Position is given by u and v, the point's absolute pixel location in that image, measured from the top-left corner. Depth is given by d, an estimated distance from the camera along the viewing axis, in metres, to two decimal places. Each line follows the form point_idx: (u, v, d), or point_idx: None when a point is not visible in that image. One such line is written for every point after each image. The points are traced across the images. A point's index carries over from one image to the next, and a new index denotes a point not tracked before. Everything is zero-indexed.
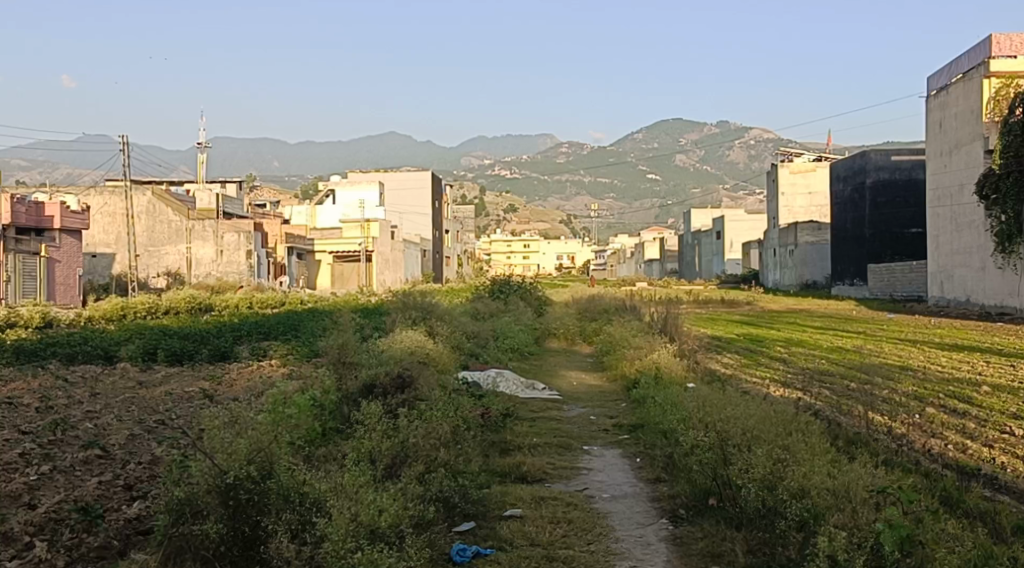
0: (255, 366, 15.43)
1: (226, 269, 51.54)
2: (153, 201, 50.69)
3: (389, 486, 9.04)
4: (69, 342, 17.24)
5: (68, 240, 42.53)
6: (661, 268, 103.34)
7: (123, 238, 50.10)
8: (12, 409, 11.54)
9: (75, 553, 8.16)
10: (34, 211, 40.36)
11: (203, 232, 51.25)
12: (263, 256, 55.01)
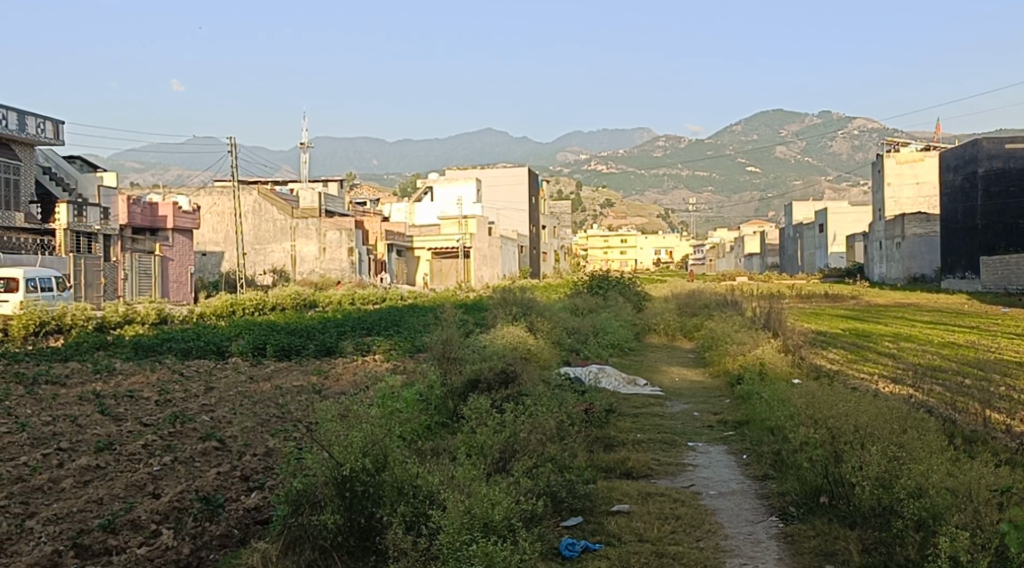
0: (360, 361, 15.73)
1: (329, 267, 53.70)
2: (259, 200, 53.64)
3: (500, 480, 9.10)
4: (182, 338, 17.71)
5: (181, 238, 45.74)
6: (763, 262, 102.06)
7: (231, 237, 53.00)
8: (132, 402, 11.95)
9: (199, 540, 8.59)
10: (148, 213, 43.90)
11: (306, 230, 53.73)
12: (364, 253, 56.60)
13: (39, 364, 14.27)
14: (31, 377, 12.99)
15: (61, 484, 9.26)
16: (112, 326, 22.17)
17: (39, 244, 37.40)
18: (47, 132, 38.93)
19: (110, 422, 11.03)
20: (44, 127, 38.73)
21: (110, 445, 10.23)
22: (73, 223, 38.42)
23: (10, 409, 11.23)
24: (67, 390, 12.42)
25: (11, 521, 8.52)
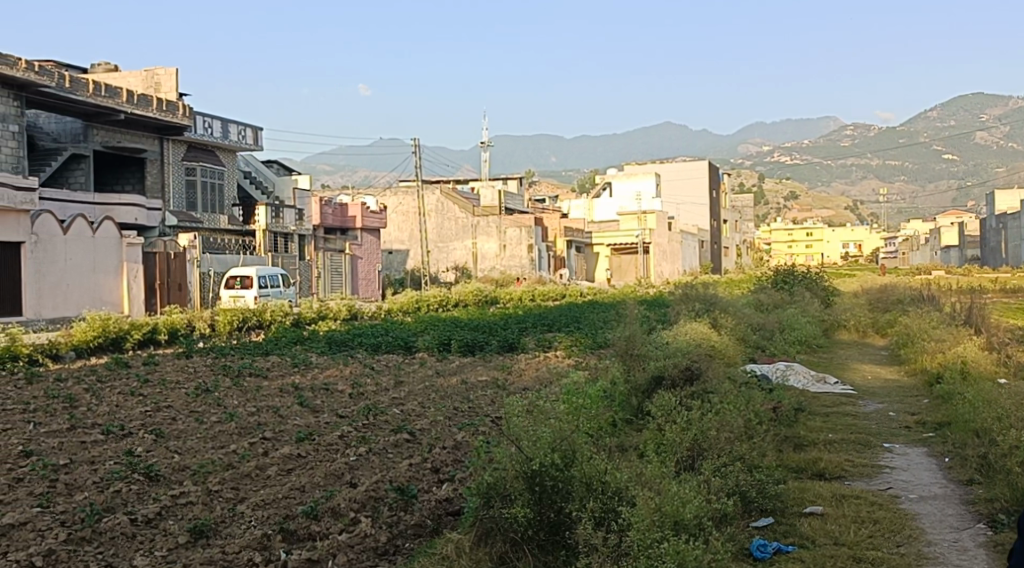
0: (542, 357, 15.92)
1: (509, 263, 56.02)
2: (442, 199, 56.19)
3: (690, 480, 8.93)
4: (371, 333, 18.41)
5: (369, 238, 49.49)
6: (960, 255, 96.49)
7: (415, 235, 55.77)
8: (328, 394, 12.53)
9: (396, 529, 8.95)
10: (340, 213, 47.68)
11: (487, 228, 56.10)
12: (544, 249, 58.61)
13: (243, 357, 15.17)
14: (237, 370, 13.83)
15: (267, 471, 9.78)
16: (307, 322, 23.33)
17: (240, 244, 39.80)
18: (246, 138, 41.81)
19: (309, 414, 11.57)
20: (244, 134, 41.75)
21: (310, 435, 10.75)
22: (271, 223, 41.59)
23: (220, 400, 11.97)
24: (270, 382, 13.11)
25: (225, 504, 9.07)
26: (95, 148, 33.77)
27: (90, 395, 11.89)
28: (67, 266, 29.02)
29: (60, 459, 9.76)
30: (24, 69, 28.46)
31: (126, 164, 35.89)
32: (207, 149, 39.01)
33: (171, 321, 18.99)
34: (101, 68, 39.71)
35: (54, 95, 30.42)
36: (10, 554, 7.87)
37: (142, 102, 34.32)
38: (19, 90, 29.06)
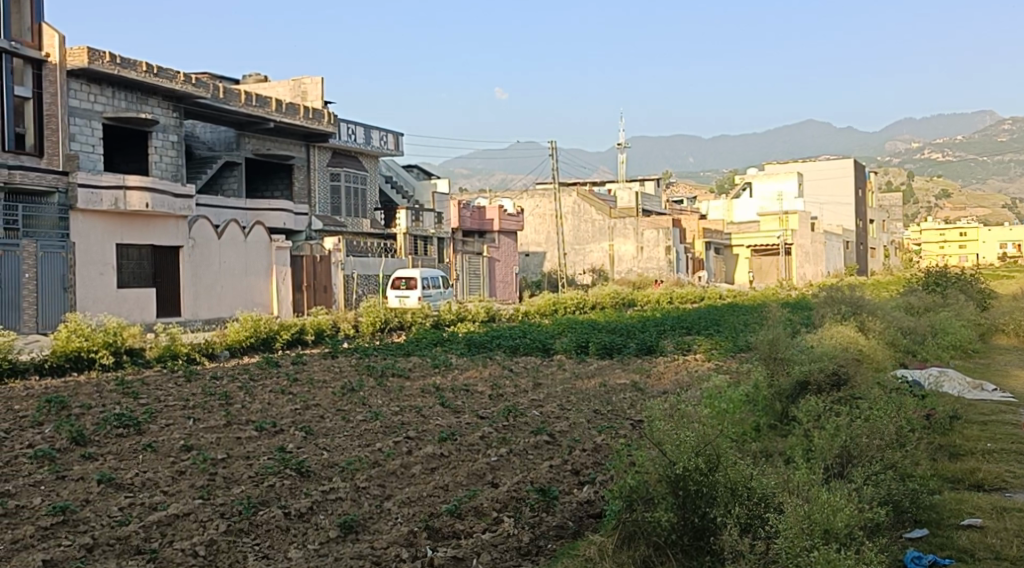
0: (681, 360, 15.82)
1: (646, 265, 57.06)
2: (578, 201, 57.88)
3: (841, 487, 8.58)
4: (508, 335, 18.63)
5: (506, 240, 50.55)
6: None
7: (552, 237, 57.45)
8: (469, 395, 12.77)
9: (538, 529, 9.04)
10: (478, 216, 48.59)
11: (624, 230, 57.29)
12: (682, 252, 59.56)
13: (386, 357, 15.61)
14: (380, 370, 14.20)
15: (411, 470, 10.04)
16: (445, 323, 23.91)
17: (382, 246, 40.89)
18: (388, 144, 42.93)
19: (450, 414, 11.79)
20: (387, 140, 42.87)
21: (452, 435, 10.97)
22: (411, 226, 42.45)
23: (365, 399, 12.32)
24: (412, 382, 13.38)
25: (372, 501, 9.36)
26: (246, 156, 35.31)
27: (244, 393, 12.37)
28: (222, 269, 31.23)
29: (218, 453, 10.22)
30: (183, 81, 29.91)
31: (275, 170, 37.65)
32: (350, 155, 40.61)
33: (318, 322, 19.74)
34: (252, 78, 41.47)
35: (210, 106, 31.74)
36: (175, 543, 8.27)
37: (291, 110, 35.44)
38: (177, 101, 30.58)
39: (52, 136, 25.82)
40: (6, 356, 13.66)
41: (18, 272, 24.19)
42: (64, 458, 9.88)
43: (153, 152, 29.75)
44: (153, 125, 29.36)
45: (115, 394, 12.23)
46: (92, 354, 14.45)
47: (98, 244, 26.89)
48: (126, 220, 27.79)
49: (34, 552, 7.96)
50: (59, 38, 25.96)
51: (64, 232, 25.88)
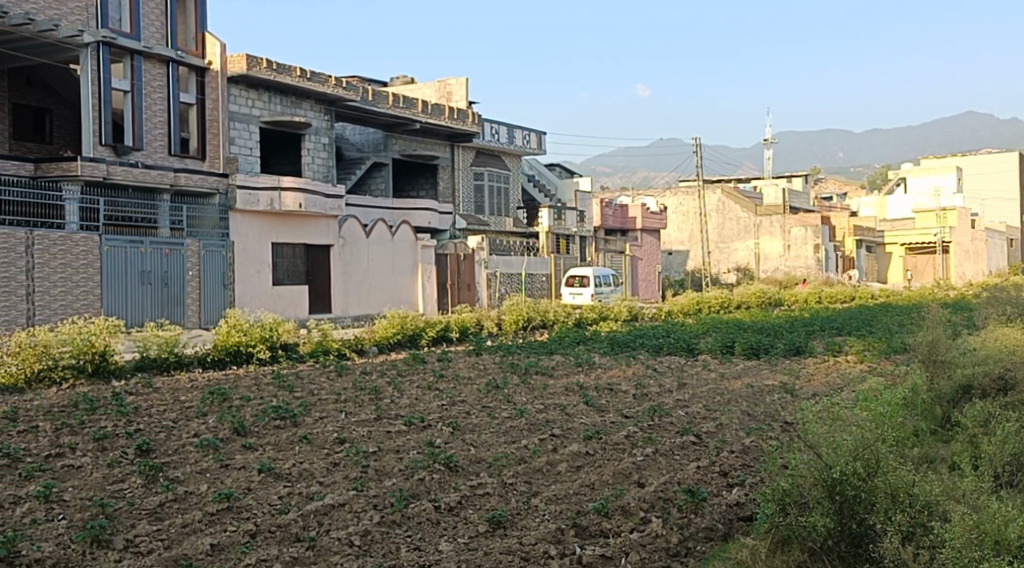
0: (833, 361, 15.47)
1: (793, 264, 58.95)
2: (722, 199, 60.45)
3: (1012, 499, 8.05)
4: (652, 334, 18.62)
5: (648, 238, 50.37)
6: None
7: (695, 236, 60.09)
8: (613, 394, 12.93)
9: (688, 531, 8.91)
10: (620, 215, 48.97)
11: (770, 227, 59.35)
12: (831, 250, 60.72)
13: (529, 356, 15.64)
14: (525, 367, 14.44)
15: (558, 467, 10.31)
16: (588, 322, 24.32)
17: (525, 245, 41.43)
18: (531, 142, 43.71)
19: (595, 413, 12.00)
20: (530, 138, 43.71)
21: (596, 434, 11.20)
22: (553, 225, 43.01)
23: (509, 397, 12.58)
24: (556, 380, 13.57)
25: (520, 497, 9.53)
26: (393, 157, 36.42)
27: (393, 388, 12.74)
28: (370, 267, 32.38)
29: (370, 446, 10.66)
30: (334, 85, 31.46)
31: (422, 169, 38.92)
32: (493, 155, 41.69)
33: (461, 319, 20.26)
34: (399, 80, 42.73)
35: (359, 108, 33.10)
36: (332, 531, 8.53)
37: (436, 111, 36.70)
38: (330, 104, 32.23)
39: (213, 141, 27.55)
40: (171, 350, 14.37)
41: (182, 269, 25.38)
42: (227, 448, 10.44)
43: (306, 154, 31.42)
44: (306, 128, 30.99)
45: (272, 387, 12.71)
46: (250, 348, 15.09)
47: (255, 243, 28.13)
48: (282, 219, 29.04)
49: (202, 536, 8.34)
50: (220, 47, 27.65)
51: (224, 232, 27.09)
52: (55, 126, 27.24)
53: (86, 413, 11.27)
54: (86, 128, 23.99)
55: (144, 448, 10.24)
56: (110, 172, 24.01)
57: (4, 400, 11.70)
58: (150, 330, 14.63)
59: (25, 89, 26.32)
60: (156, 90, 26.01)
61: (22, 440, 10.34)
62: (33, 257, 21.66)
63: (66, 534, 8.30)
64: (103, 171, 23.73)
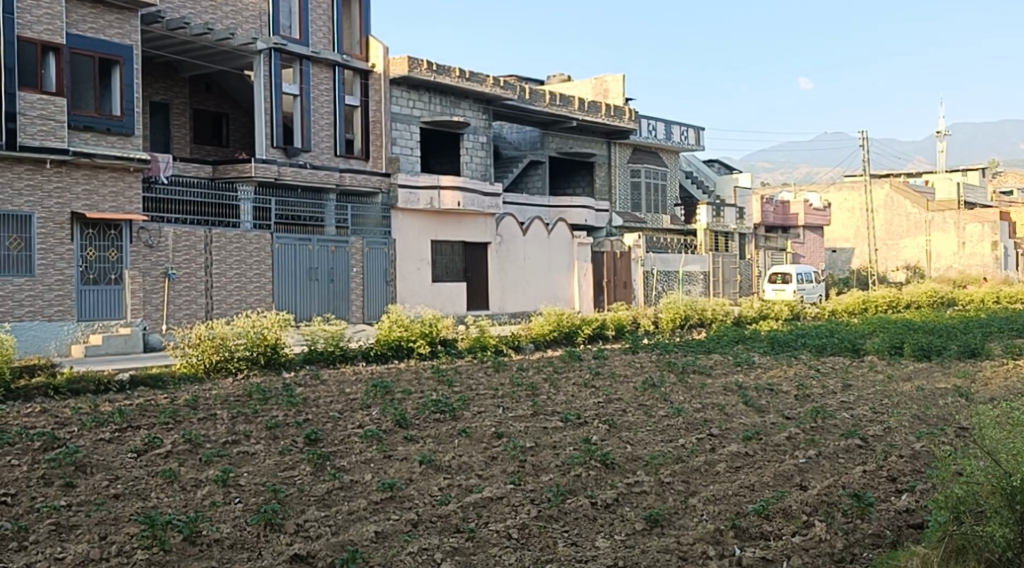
0: (1011, 365, 14.68)
1: (968, 262, 57.55)
2: (892, 194, 58.93)
3: None
4: (815, 334, 18.09)
5: (811, 236, 51.85)
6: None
7: (860, 233, 59.43)
8: (773, 395, 12.69)
9: (853, 537, 8.53)
10: (781, 211, 49.91)
11: (943, 223, 57.77)
12: (1010, 248, 58.42)
13: (686, 355, 15.46)
14: (682, 367, 14.30)
15: (716, 467, 10.18)
16: (746, 320, 24.20)
17: (683, 242, 41.51)
18: (689, 139, 43.61)
19: (755, 413, 11.86)
20: (688, 135, 43.52)
21: (756, 435, 11.05)
22: (712, 223, 42.80)
23: (666, 395, 12.53)
24: (713, 379, 13.45)
25: (677, 497, 9.44)
26: (550, 154, 36.65)
27: (550, 384, 12.86)
28: (527, 264, 33.06)
29: (527, 441, 10.83)
30: (492, 84, 32.03)
31: (578, 166, 38.89)
32: (651, 151, 41.56)
33: (619, 318, 20.26)
34: (557, 79, 43.18)
35: (517, 107, 33.58)
36: (490, 524, 8.66)
37: (593, 108, 37.03)
38: (487, 103, 32.83)
39: (376, 142, 28.47)
40: (337, 344, 14.94)
41: (347, 266, 26.74)
42: (390, 439, 10.77)
43: (464, 153, 32.12)
44: (464, 127, 31.69)
45: (432, 381, 13.02)
46: (411, 344, 15.58)
47: (415, 241, 29.09)
48: (440, 218, 29.93)
49: (367, 523, 8.59)
50: (383, 49, 28.53)
51: (386, 230, 28.24)
52: (232, 130, 28.65)
53: (259, 403, 11.84)
54: (260, 130, 25.27)
55: (313, 437, 10.69)
56: (281, 173, 25.27)
57: (185, 389, 12.42)
58: (317, 324, 15.22)
59: (204, 95, 27.83)
60: (323, 93, 27.11)
61: (203, 427, 10.94)
62: (211, 254, 23.27)
63: (241, 516, 8.70)
64: (274, 172, 25.03)
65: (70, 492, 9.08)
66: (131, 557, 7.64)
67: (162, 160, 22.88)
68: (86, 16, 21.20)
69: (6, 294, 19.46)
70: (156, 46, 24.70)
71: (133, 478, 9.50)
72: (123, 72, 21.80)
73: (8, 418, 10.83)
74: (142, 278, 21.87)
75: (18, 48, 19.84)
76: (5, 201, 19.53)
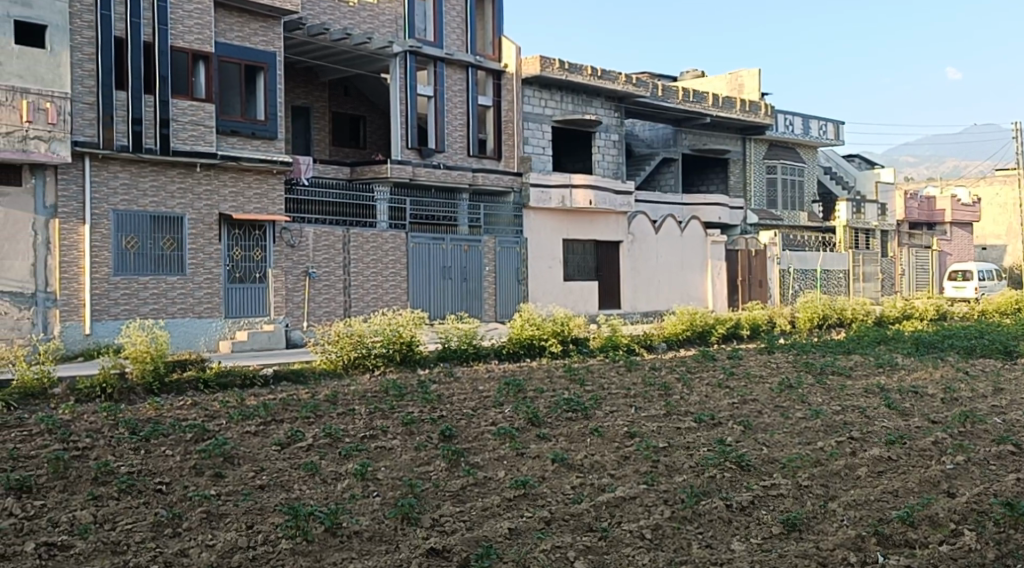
0: None
1: None
2: None
3: None
4: (964, 335, 17.39)
5: (958, 233, 50.86)
6: None
7: (1012, 229, 57.46)
8: (918, 398, 12.29)
9: (1006, 548, 8.08)
10: (926, 207, 48.47)
11: None
12: None
13: (825, 355, 15.18)
14: (820, 368, 14.03)
15: (856, 471, 9.88)
16: (890, 321, 23.47)
17: (823, 240, 40.64)
18: (828, 133, 42.57)
19: (897, 416, 11.50)
20: (826, 129, 42.42)
21: (901, 439, 10.69)
22: (852, 220, 42.16)
23: (804, 397, 12.30)
24: (854, 381, 13.19)
25: (816, 501, 9.19)
26: (684, 151, 36.44)
27: (683, 385, 12.78)
28: (659, 262, 32.91)
29: (660, 441, 10.74)
30: (624, 82, 31.91)
31: (713, 165, 38.56)
32: (789, 147, 40.69)
33: (754, 317, 20.02)
34: (690, 74, 42.76)
35: (649, 103, 33.40)
36: (624, 523, 8.60)
37: (728, 104, 36.49)
38: (620, 101, 32.78)
39: (509, 141, 28.74)
40: (470, 342, 15.17)
41: (481, 264, 27.14)
42: (522, 437, 10.85)
43: (597, 152, 32.10)
44: (597, 125, 31.67)
45: (564, 380, 13.11)
46: (543, 343, 15.70)
47: (547, 240, 29.36)
48: (572, 217, 30.08)
49: (501, 520, 8.64)
50: (516, 49, 28.71)
51: (519, 229, 28.52)
52: (369, 132, 29.37)
53: (396, 399, 12.11)
54: (395, 131, 25.79)
55: (448, 434, 10.84)
56: (416, 173, 25.76)
57: (326, 385, 12.81)
58: (451, 322, 15.53)
59: (343, 99, 28.61)
60: (457, 94, 27.53)
61: (343, 421, 11.25)
62: (349, 253, 24.06)
63: (380, 509, 8.88)
64: (409, 172, 25.45)
65: (219, 482, 9.43)
66: (276, 547, 7.85)
67: (303, 162, 23.70)
68: (233, 24, 22.11)
69: (160, 291, 20.50)
70: (298, 52, 25.65)
71: (278, 469, 9.82)
72: (267, 78, 22.63)
73: (162, 410, 11.38)
74: (284, 277, 22.66)
75: (171, 57, 20.80)
76: (158, 204, 20.53)
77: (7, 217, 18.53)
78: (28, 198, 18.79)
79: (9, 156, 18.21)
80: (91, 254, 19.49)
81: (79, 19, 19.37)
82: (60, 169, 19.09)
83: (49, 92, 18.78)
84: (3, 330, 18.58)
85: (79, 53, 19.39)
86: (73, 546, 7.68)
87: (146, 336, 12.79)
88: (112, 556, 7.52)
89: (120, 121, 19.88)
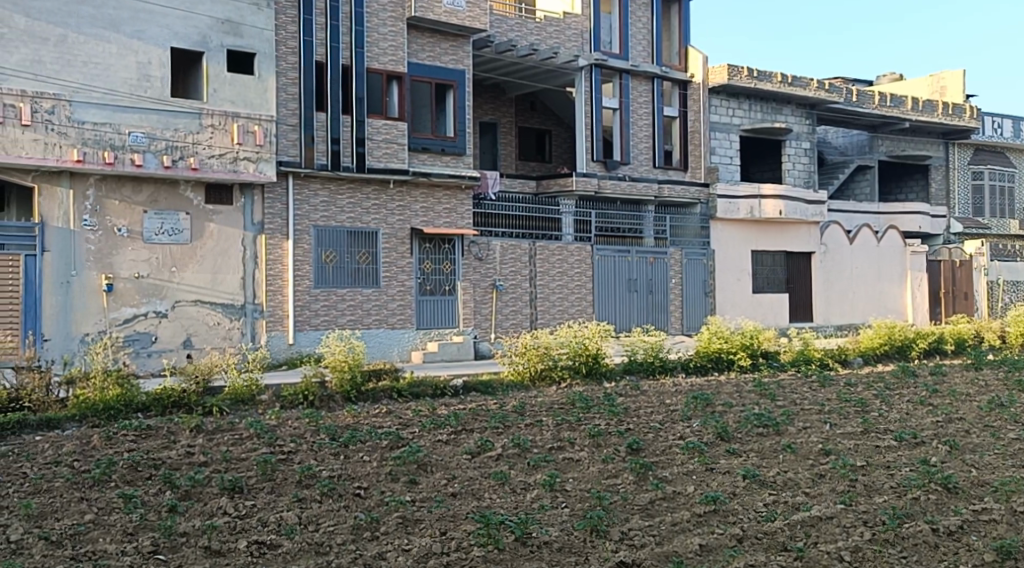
0: None
1: None
2: None
3: None
4: None
5: None
6: None
7: None
8: None
9: None
10: None
11: None
12: None
13: None
14: None
15: None
16: None
17: None
18: None
19: None
20: None
21: None
22: None
23: (1018, 416, 11.67)
24: None
25: None
26: (880, 158, 35.12)
27: (881, 401, 12.33)
28: (853, 274, 31.83)
29: (857, 460, 10.32)
30: (817, 88, 30.98)
31: (911, 170, 37.00)
32: (996, 151, 38.46)
33: (958, 331, 19.09)
34: (885, 79, 41.29)
35: (843, 110, 32.45)
36: (820, 544, 8.24)
37: (929, 108, 34.94)
38: (810, 108, 31.89)
39: (694, 152, 28.44)
40: (656, 355, 15.13)
41: (667, 277, 26.99)
42: (711, 452, 10.66)
43: (786, 160, 31.30)
44: (786, 133, 30.88)
45: (753, 394, 12.94)
46: (731, 356, 15.45)
47: (736, 251, 28.81)
48: (761, 227, 29.42)
49: (691, 536, 8.47)
50: (702, 58, 28.51)
51: (705, 240, 28.15)
52: (554, 145, 29.74)
53: (583, 411, 12.19)
54: (581, 144, 26.09)
55: (635, 447, 10.79)
56: (601, 186, 25.90)
57: (513, 396, 13.05)
58: (637, 335, 15.52)
59: (529, 113, 29.11)
60: (642, 106, 27.59)
61: (531, 432, 11.38)
62: (535, 266, 24.41)
63: (568, 521, 8.85)
64: (594, 185, 25.65)
65: (413, 488, 9.70)
66: (469, 553, 7.92)
67: (490, 178, 24.46)
68: (424, 45, 23.01)
69: (356, 303, 21.44)
70: (487, 69, 26.36)
71: (468, 478, 10.00)
72: (456, 95, 23.38)
73: (360, 418, 11.87)
74: (472, 289, 23.23)
75: (368, 79, 21.78)
76: (355, 219, 21.47)
77: (220, 234, 19.75)
78: (238, 216, 19.97)
79: (222, 176, 19.32)
80: (294, 267, 20.54)
81: (283, 46, 20.61)
82: (267, 188, 20.24)
83: (257, 115, 19.86)
84: (217, 340, 19.66)
85: (283, 78, 20.61)
86: (280, 545, 8.02)
87: (344, 346, 13.32)
88: (316, 556, 7.81)
89: (320, 141, 20.98)
